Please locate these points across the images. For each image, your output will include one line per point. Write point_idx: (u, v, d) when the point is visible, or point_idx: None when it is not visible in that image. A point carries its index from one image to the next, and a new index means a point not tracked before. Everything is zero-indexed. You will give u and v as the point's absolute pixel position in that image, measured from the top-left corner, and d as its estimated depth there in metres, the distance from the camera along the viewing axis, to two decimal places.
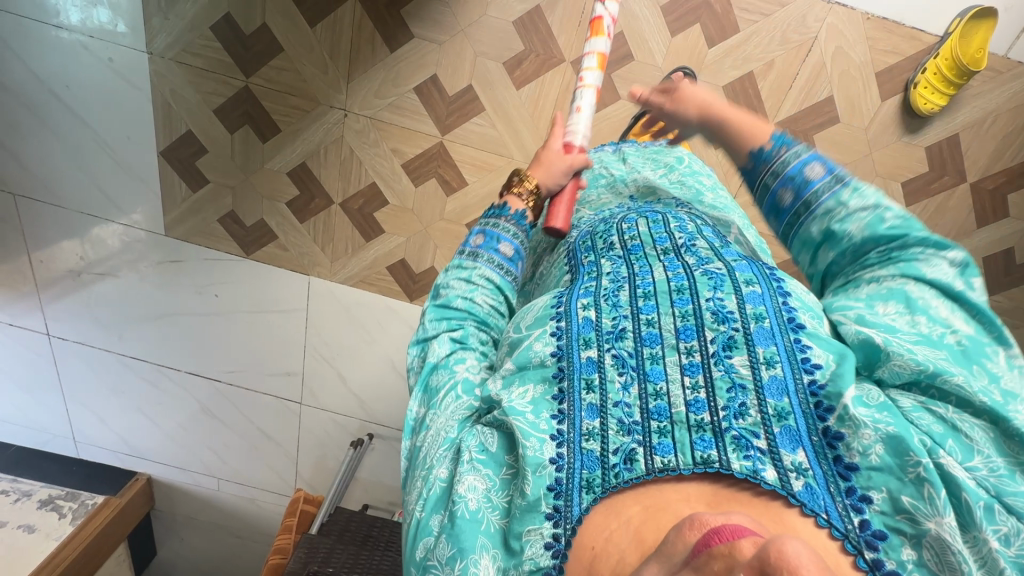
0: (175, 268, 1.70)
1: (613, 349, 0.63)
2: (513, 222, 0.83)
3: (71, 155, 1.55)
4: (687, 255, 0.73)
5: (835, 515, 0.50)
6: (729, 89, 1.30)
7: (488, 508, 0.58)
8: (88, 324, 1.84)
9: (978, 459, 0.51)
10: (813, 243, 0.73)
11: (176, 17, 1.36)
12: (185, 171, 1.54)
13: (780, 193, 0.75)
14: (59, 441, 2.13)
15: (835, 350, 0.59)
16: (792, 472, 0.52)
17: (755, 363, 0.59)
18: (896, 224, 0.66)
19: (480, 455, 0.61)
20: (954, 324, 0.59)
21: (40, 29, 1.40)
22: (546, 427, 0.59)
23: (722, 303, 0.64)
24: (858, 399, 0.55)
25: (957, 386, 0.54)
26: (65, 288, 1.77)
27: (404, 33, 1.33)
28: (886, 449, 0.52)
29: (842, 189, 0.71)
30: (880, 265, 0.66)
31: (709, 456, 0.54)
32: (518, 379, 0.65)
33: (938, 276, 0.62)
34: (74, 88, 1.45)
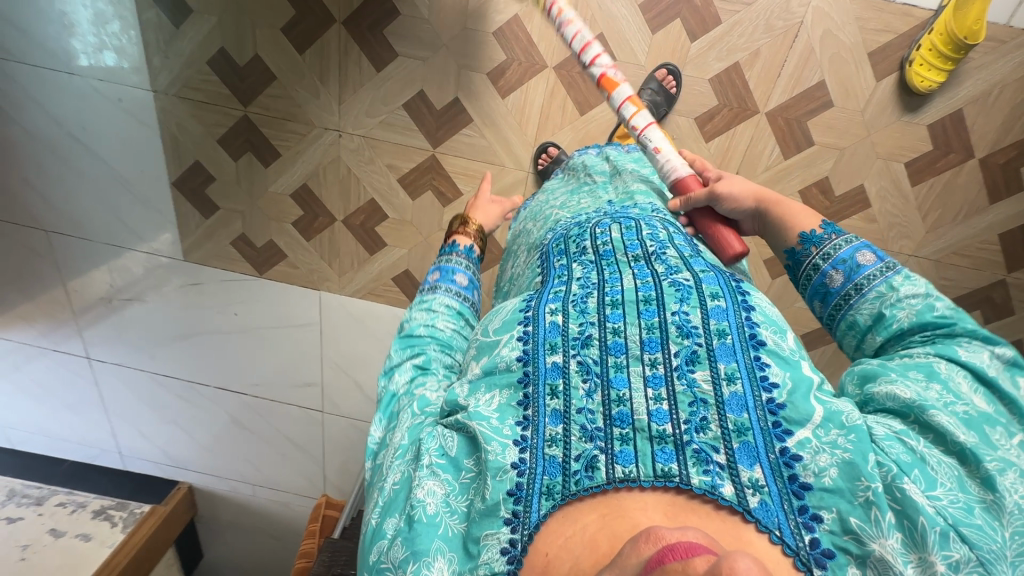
0: (196, 291, 1.80)
1: (578, 355, 0.60)
2: (467, 258, 0.90)
3: (92, 191, 1.64)
4: (656, 264, 0.70)
5: (787, 531, 0.48)
6: (715, 82, 1.28)
7: (445, 513, 0.56)
8: (122, 347, 1.95)
9: (942, 489, 0.48)
10: (860, 327, 0.66)
11: (175, 55, 1.43)
12: (197, 199, 1.63)
13: (831, 274, 0.70)
14: (107, 455, 2.28)
15: (790, 368, 0.56)
16: (748, 488, 0.50)
17: (719, 378, 0.55)
18: (944, 313, 0.60)
19: (440, 459, 0.59)
20: (975, 402, 0.53)
21: (51, 76, 1.47)
22: (509, 433, 0.56)
23: (687, 318, 0.60)
24: (822, 424, 0.52)
25: (942, 424, 0.51)
26: (99, 313, 1.88)
27: (390, 52, 1.36)
28: (840, 473, 0.49)
29: (894, 276, 0.65)
30: (919, 345, 0.59)
31: (669, 468, 0.51)
32: (484, 385, 0.62)
33: (971, 359, 0.56)
34: (88, 128, 1.54)
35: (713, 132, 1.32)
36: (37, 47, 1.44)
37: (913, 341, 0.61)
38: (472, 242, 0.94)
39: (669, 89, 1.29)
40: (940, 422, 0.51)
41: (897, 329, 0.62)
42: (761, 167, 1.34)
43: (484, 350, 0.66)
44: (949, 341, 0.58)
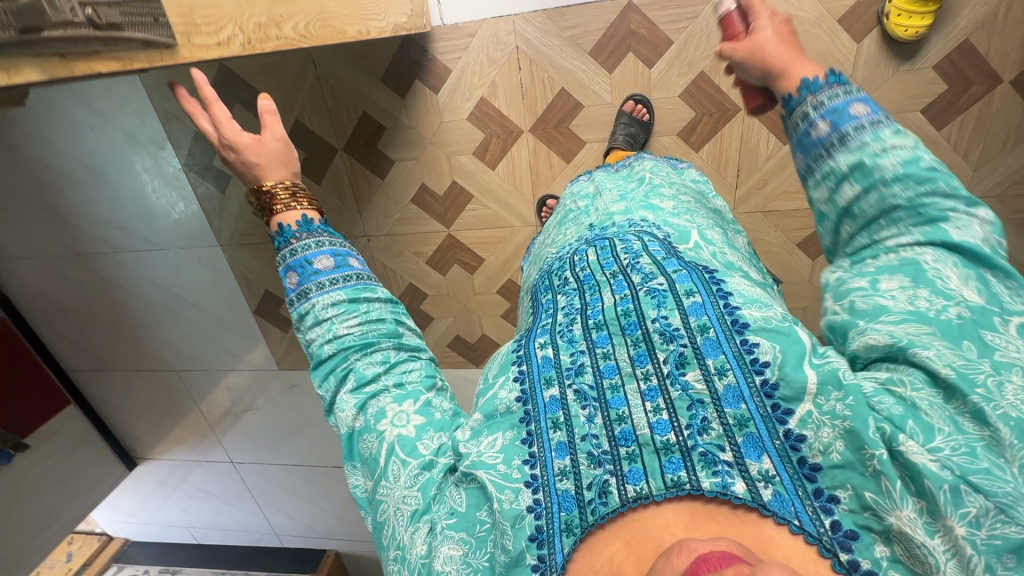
0: (295, 391, 2.07)
1: (573, 384, 0.55)
2: (317, 234, 0.71)
3: (197, 333, 1.94)
4: (634, 274, 0.65)
5: (806, 519, 0.43)
6: (687, 96, 1.33)
7: (468, 572, 0.51)
8: (254, 447, 2.29)
9: (942, 436, 0.40)
10: (836, 183, 0.56)
11: (228, 214, 1.77)
12: (275, 319, 1.93)
13: (816, 125, 0.57)
14: (266, 536, 2.66)
15: (783, 337, 0.51)
16: (760, 482, 0.46)
17: (710, 376, 0.51)
18: (930, 169, 0.52)
19: (452, 518, 0.55)
20: (965, 295, 0.46)
21: (141, 255, 1.74)
22: (518, 475, 0.51)
23: (668, 320, 0.56)
24: (817, 392, 0.46)
25: (926, 359, 0.43)
26: (229, 424, 2.22)
27: (387, 159, 1.52)
28: (846, 445, 0.44)
29: (883, 128, 0.55)
30: (903, 225, 0.52)
31: (679, 478, 0.47)
32: (486, 429, 0.57)
33: (966, 244, 0.49)
34: (183, 287, 1.82)
35: (700, 140, 1.36)
36: (123, 234, 1.69)
37: (907, 229, 0.52)
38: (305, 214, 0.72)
39: (642, 117, 1.34)
40: (924, 351, 0.43)
41: (882, 213, 0.53)
42: (759, 160, 1.36)
43: (479, 397, 0.62)
44: (940, 222, 0.50)
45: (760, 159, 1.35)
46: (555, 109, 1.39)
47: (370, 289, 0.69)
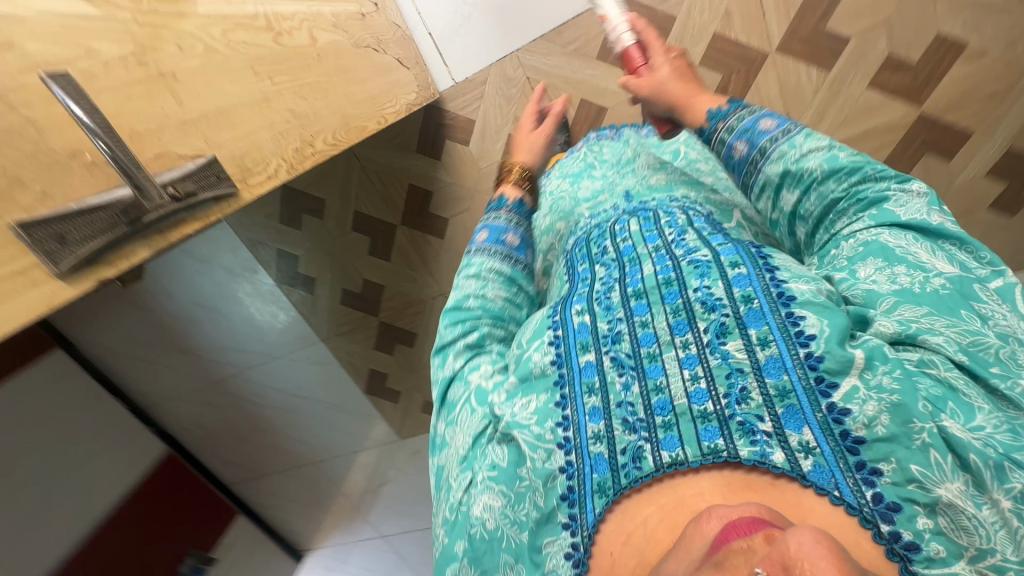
0: (419, 456, 2.13)
1: (610, 351, 0.59)
2: (512, 212, 0.87)
3: (321, 424, 2.03)
4: (676, 249, 0.66)
5: (846, 489, 0.45)
6: (709, 60, 1.30)
7: (505, 524, 0.55)
8: (387, 523, 2.23)
9: (982, 416, 0.45)
10: (774, 190, 0.67)
11: (322, 311, 1.90)
12: (385, 394, 2.09)
13: (735, 147, 0.72)
14: None
15: (826, 314, 0.53)
16: (799, 452, 0.48)
17: (752, 344, 0.53)
18: (851, 161, 0.63)
19: (493, 473, 0.57)
20: (940, 266, 0.54)
21: (260, 370, 1.80)
22: (552, 437, 0.56)
23: (710, 292, 0.58)
24: (863, 368, 0.49)
25: (938, 344, 0.49)
26: (365, 505, 2.24)
27: (442, 220, 1.66)
28: (892, 419, 0.46)
29: (795, 136, 0.67)
30: (854, 216, 0.62)
31: (715, 446, 0.50)
32: (522, 391, 0.60)
33: (915, 220, 0.58)
34: (300, 386, 1.91)
35: (737, 100, 1.33)
36: (241, 355, 1.75)
37: (846, 214, 0.63)
38: (516, 195, 0.92)
39: None
40: (937, 335, 0.50)
41: (825, 206, 0.64)
42: (805, 97, 1.31)
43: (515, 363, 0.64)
44: (884, 205, 0.60)
45: (806, 96, 1.31)
46: (581, 121, 1.42)
47: (522, 280, 0.78)
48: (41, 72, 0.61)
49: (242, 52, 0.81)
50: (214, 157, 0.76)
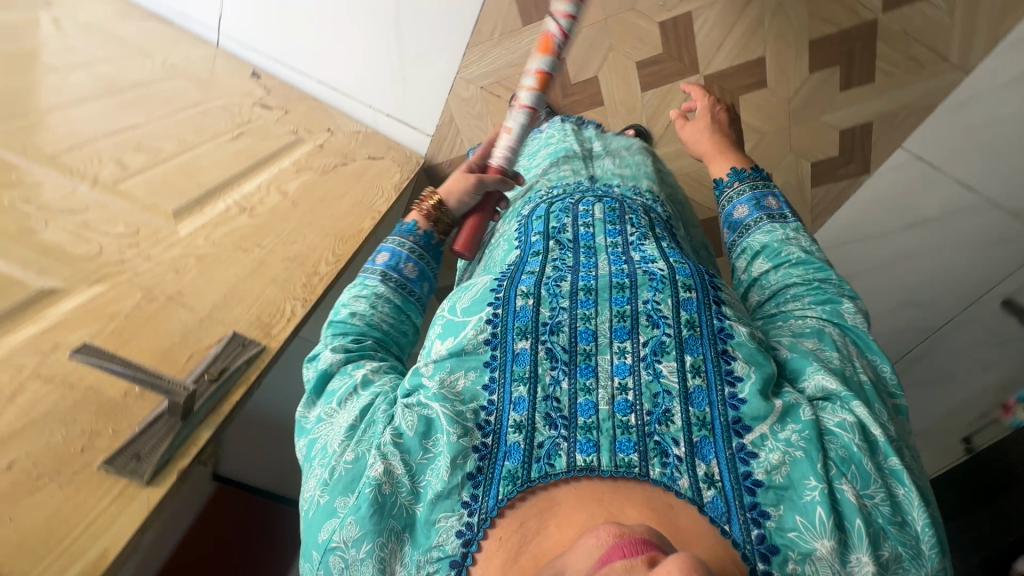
0: None
1: (547, 341, 0.56)
2: (415, 237, 0.79)
3: None
4: (634, 254, 0.64)
5: (735, 525, 0.46)
6: None
7: (399, 492, 0.52)
8: None
9: (875, 486, 0.48)
10: (750, 254, 0.73)
11: None
12: None
13: (737, 208, 0.79)
14: None
15: (756, 363, 0.54)
16: (702, 482, 0.48)
17: (684, 371, 0.53)
18: (824, 263, 0.69)
19: (394, 441, 0.54)
20: (864, 371, 0.58)
21: None
22: (471, 416, 0.54)
23: (658, 308, 0.57)
24: (776, 420, 0.51)
25: (864, 417, 0.51)
26: None
27: None
28: (792, 469, 0.48)
29: (786, 225, 0.74)
30: (807, 297, 0.65)
31: (631, 460, 0.49)
32: (449, 364, 0.57)
33: (856, 326, 0.62)
34: None
35: None
36: None
37: (803, 293, 0.66)
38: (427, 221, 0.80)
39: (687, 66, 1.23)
40: (856, 408, 0.52)
41: (786, 282, 0.68)
42: None
43: (449, 329, 0.60)
44: (836, 301, 0.64)
45: None
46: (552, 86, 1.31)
47: (413, 311, 0.74)
48: (71, 352, 0.63)
49: (230, 236, 0.80)
50: (234, 330, 0.71)
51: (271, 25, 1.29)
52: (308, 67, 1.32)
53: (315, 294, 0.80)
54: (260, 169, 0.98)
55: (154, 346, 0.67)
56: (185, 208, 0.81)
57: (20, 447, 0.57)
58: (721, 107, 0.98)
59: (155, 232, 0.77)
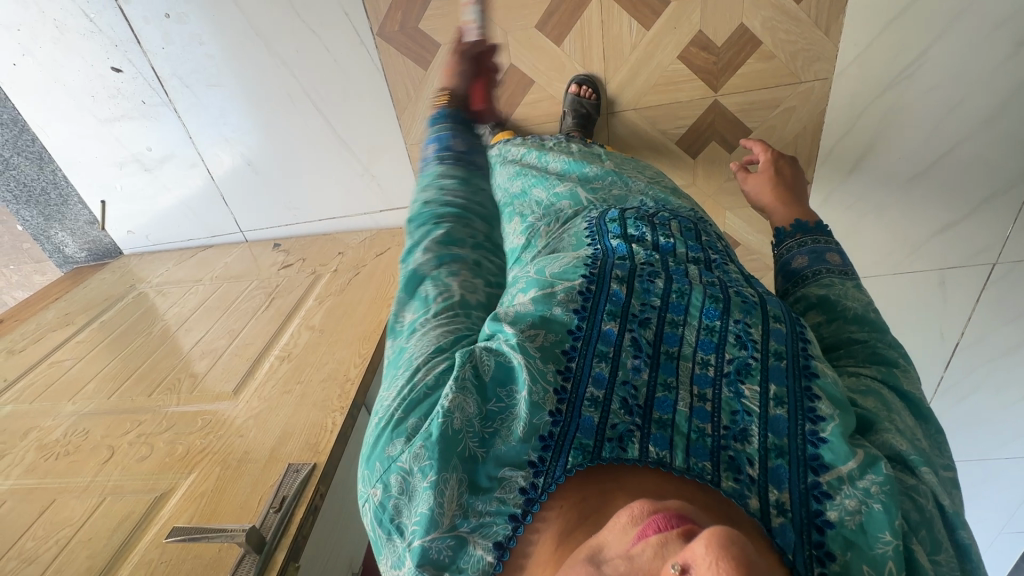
0: None
1: (634, 331, 0.55)
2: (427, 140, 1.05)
3: None
4: (718, 272, 0.63)
5: (799, 555, 0.43)
6: None
7: (467, 432, 0.50)
8: None
9: (944, 557, 0.46)
10: (805, 304, 0.69)
11: None
12: None
13: (793, 258, 0.76)
14: None
15: (840, 407, 0.49)
16: (772, 507, 0.46)
17: (768, 399, 0.50)
18: (883, 322, 0.65)
19: (472, 379, 0.53)
20: (926, 440, 0.55)
21: None
22: (552, 380, 0.51)
23: (749, 331, 0.54)
24: (857, 465, 0.46)
25: (933, 486, 0.49)
26: None
27: None
28: (870, 520, 0.44)
29: (846, 278, 0.70)
30: (870, 360, 0.61)
31: (705, 467, 0.47)
32: (541, 316, 0.56)
33: (916, 393, 0.59)
34: None
35: None
36: None
37: (869, 358, 0.62)
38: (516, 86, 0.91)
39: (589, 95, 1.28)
40: (927, 471, 0.50)
41: (852, 342, 0.64)
42: None
43: (536, 288, 0.60)
44: (898, 366, 0.61)
45: None
46: (485, 98, 1.32)
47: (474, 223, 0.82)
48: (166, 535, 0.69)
49: (276, 385, 0.96)
50: (289, 462, 0.79)
51: (265, 201, 1.53)
52: (308, 213, 1.54)
53: (349, 398, 0.89)
54: (291, 319, 1.15)
55: (231, 505, 0.75)
56: (241, 382, 0.98)
57: None
58: (784, 160, 1.02)
59: (224, 412, 0.92)
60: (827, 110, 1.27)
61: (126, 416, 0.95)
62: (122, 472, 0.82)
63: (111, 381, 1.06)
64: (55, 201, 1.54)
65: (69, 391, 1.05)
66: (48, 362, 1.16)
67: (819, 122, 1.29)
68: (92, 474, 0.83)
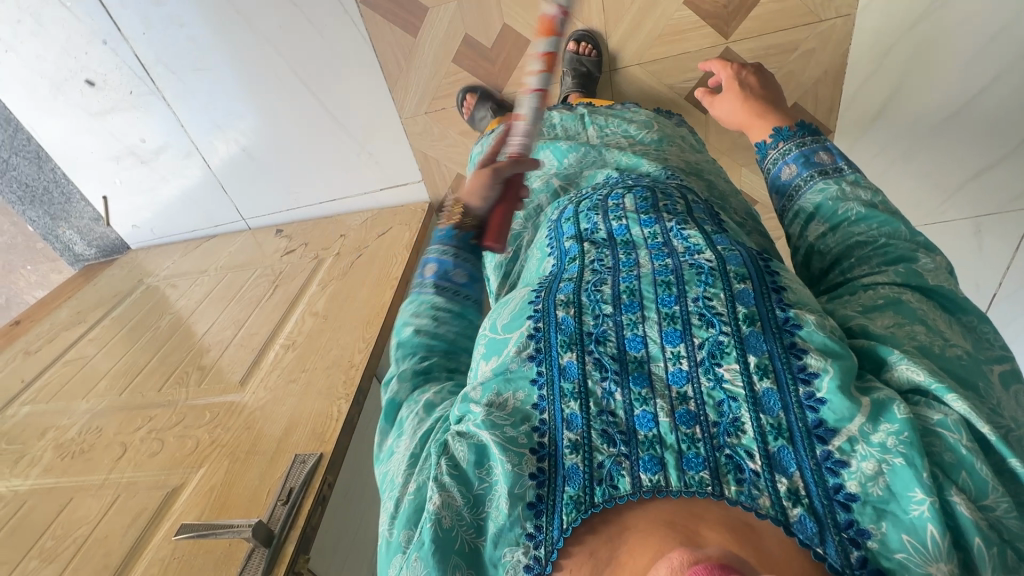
0: None
1: (592, 351, 0.46)
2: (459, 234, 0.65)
3: None
4: (676, 243, 0.53)
5: (833, 550, 0.37)
6: None
7: (460, 526, 0.43)
8: None
9: (995, 495, 0.37)
10: (804, 215, 0.63)
11: None
12: None
13: (787, 168, 0.70)
14: None
15: (833, 355, 0.42)
16: (787, 501, 0.38)
17: (750, 374, 0.42)
18: (893, 213, 0.58)
19: (449, 476, 0.45)
20: (960, 348, 0.46)
21: None
22: (524, 440, 0.44)
23: (710, 303, 0.46)
24: (866, 418, 0.39)
25: (967, 410, 0.40)
26: None
27: None
28: (894, 479, 0.37)
29: (842, 177, 0.64)
30: (880, 259, 0.54)
31: (703, 480, 0.40)
32: (494, 382, 0.47)
33: (941, 286, 0.50)
34: None
35: None
36: None
37: (880, 260, 0.53)
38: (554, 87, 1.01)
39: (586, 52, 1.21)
40: (955, 397, 0.40)
41: (858, 244, 0.56)
42: None
43: (491, 348, 0.50)
44: (909, 261, 0.52)
45: None
46: (478, 63, 1.25)
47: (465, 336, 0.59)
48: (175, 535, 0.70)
49: (282, 375, 0.94)
50: (296, 453, 0.78)
51: (262, 187, 1.50)
52: (307, 196, 1.51)
53: (353, 385, 0.87)
54: (295, 306, 1.14)
55: (240, 499, 0.74)
56: (247, 373, 0.97)
57: None
58: (747, 70, 0.88)
59: (232, 404, 0.91)
60: (850, 52, 1.18)
61: (137, 413, 0.95)
62: (135, 469, 0.83)
63: (123, 377, 1.06)
64: (59, 200, 1.53)
65: (83, 390, 1.05)
66: (62, 361, 1.17)
67: (841, 64, 1.20)
68: (106, 472, 0.83)
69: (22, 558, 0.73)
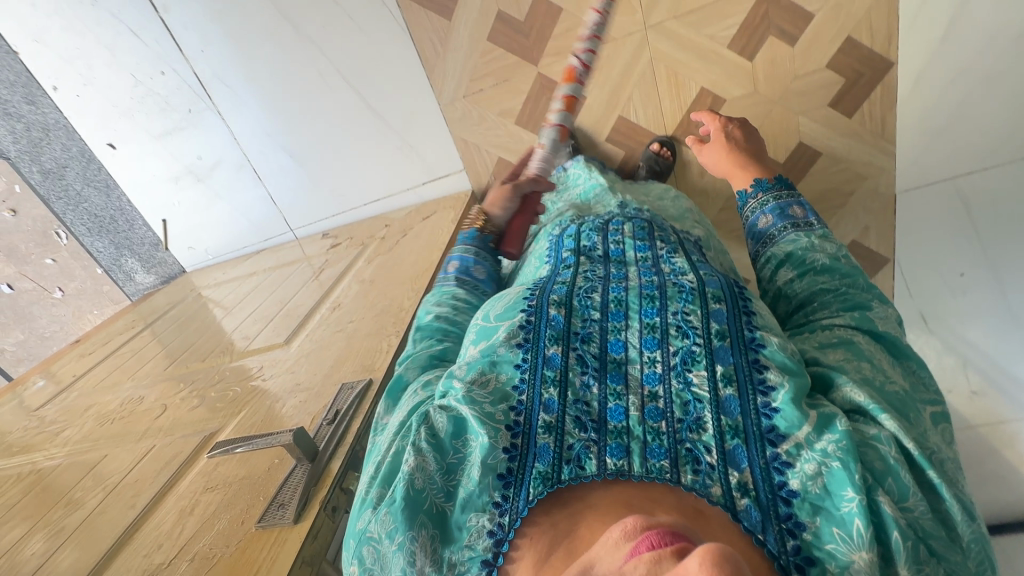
0: None
1: (578, 347, 0.49)
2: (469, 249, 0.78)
3: None
4: (664, 267, 0.57)
5: (770, 534, 0.38)
6: None
7: (431, 488, 0.43)
8: None
9: (914, 498, 0.39)
10: (771, 263, 0.62)
11: None
12: None
13: (761, 219, 0.68)
14: None
15: (790, 372, 0.45)
16: (734, 488, 0.40)
17: (716, 380, 0.45)
18: (853, 266, 0.57)
19: (428, 443, 0.45)
20: (898, 381, 0.47)
21: None
22: (502, 417, 0.45)
23: (688, 318, 0.49)
24: (813, 426, 0.42)
25: (898, 428, 0.42)
26: None
27: None
28: (830, 479, 0.39)
29: (813, 233, 0.61)
30: (839, 308, 0.53)
31: (662, 467, 0.41)
32: (475, 363, 0.49)
33: (889, 331, 0.51)
34: None
35: None
36: None
37: (843, 303, 0.54)
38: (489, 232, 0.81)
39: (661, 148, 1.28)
40: (888, 415, 0.42)
41: (825, 288, 0.56)
42: None
43: (482, 333, 0.53)
44: (864, 308, 0.53)
45: None
46: (507, 38, 1.25)
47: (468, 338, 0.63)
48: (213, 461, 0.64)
49: (328, 328, 0.88)
50: (343, 381, 0.71)
51: (307, 195, 1.54)
52: (352, 198, 1.53)
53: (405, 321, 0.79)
54: (342, 280, 1.09)
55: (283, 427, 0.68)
56: (292, 333, 0.92)
57: (189, 551, 0.55)
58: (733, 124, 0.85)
59: (275, 358, 0.85)
60: None
61: (183, 378, 0.91)
62: (175, 420, 0.77)
63: (173, 356, 1.04)
64: (123, 228, 1.58)
65: (132, 372, 1.03)
66: (114, 355, 1.17)
67: None
68: (147, 425, 0.78)
69: (49, 508, 0.66)
